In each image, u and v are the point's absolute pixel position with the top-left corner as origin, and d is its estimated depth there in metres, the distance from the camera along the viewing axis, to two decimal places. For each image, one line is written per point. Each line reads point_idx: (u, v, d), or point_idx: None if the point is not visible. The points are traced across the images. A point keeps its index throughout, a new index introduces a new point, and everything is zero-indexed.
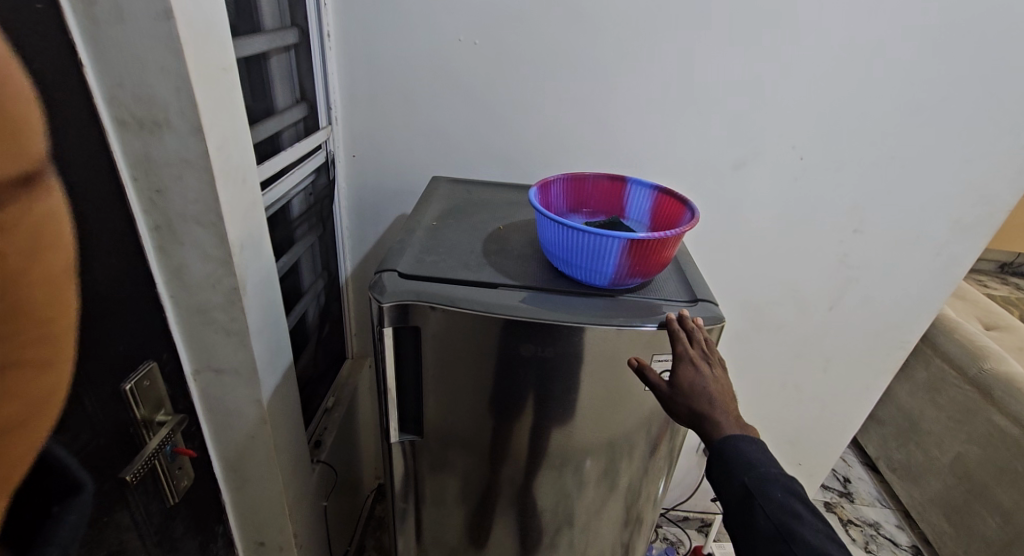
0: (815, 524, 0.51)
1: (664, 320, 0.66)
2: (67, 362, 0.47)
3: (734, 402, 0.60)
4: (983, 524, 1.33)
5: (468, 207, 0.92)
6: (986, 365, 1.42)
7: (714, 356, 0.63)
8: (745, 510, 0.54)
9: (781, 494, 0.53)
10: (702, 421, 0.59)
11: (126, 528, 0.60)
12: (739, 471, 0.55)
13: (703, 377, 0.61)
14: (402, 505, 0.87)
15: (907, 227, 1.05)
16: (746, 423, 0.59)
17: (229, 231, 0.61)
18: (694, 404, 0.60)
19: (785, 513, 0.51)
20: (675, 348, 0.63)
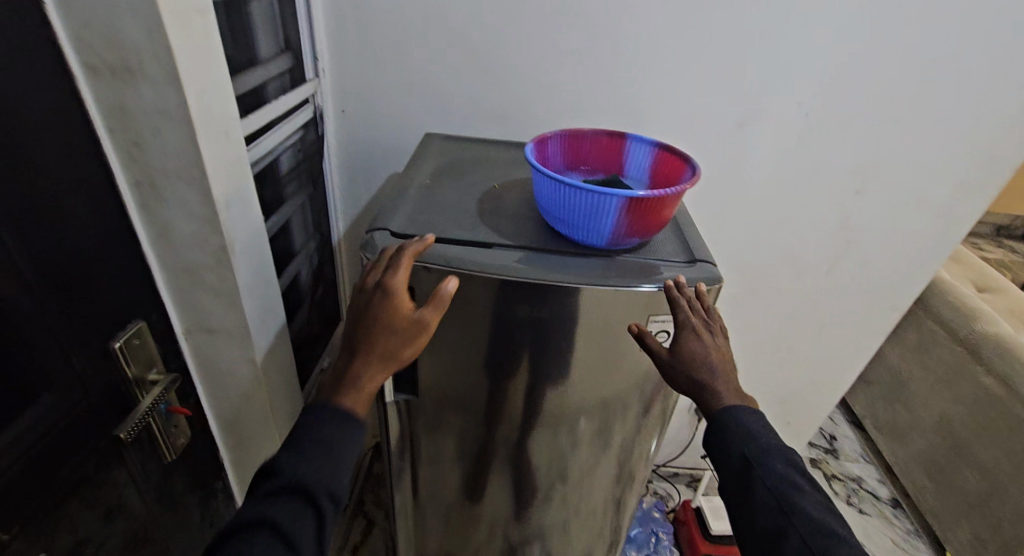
0: (813, 496, 0.52)
1: (665, 285, 0.65)
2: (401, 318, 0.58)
3: (732, 371, 0.63)
4: (964, 479, 1.38)
5: (463, 165, 0.90)
6: (976, 326, 1.43)
7: (715, 325, 0.65)
8: (745, 481, 0.55)
9: (783, 466, 0.54)
10: (702, 392, 0.62)
11: (126, 485, 0.63)
12: (738, 442, 0.56)
13: (705, 347, 0.63)
14: (399, 461, 0.88)
15: (909, 188, 1.03)
16: (744, 392, 0.61)
17: (215, 189, 0.58)
18: (694, 374, 0.62)
19: (785, 484, 0.53)
20: (678, 318, 0.63)
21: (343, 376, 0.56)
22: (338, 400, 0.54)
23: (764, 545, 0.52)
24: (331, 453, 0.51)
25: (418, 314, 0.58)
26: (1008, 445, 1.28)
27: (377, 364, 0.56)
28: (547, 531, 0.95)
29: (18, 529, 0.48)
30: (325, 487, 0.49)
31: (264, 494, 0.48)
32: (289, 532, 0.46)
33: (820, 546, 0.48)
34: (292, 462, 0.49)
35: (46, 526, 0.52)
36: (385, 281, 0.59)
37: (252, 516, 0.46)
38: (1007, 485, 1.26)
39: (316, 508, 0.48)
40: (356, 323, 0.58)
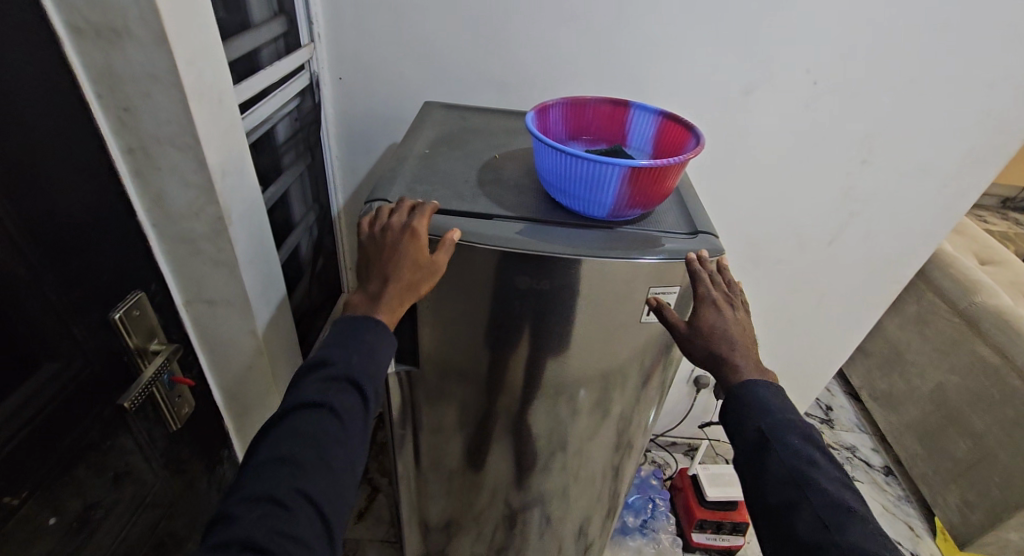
0: (828, 470, 0.52)
1: (686, 258, 0.65)
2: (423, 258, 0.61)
3: (752, 345, 0.64)
4: (956, 446, 1.41)
5: (463, 134, 0.88)
6: (977, 298, 1.42)
7: (736, 299, 0.66)
8: (760, 455, 0.55)
9: (799, 441, 0.54)
10: (722, 365, 0.63)
11: (130, 450, 0.65)
12: (755, 416, 0.57)
13: (724, 320, 0.64)
14: (401, 429, 0.90)
15: (916, 157, 1.01)
16: (763, 365, 0.62)
17: (209, 157, 0.57)
18: (713, 347, 0.63)
19: (799, 458, 0.53)
20: (698, 290, 0.65)
21: (374, 299, 0.59)
22: (371, 317, 0.58)
23: (776, 517, 0.52)
24: (374, 352, 0.55)
25: (437, 254, 0.62)
26: (1001, 413, 1.30)
27: (405, 291, 0.60)
28: (546, 497, 0.97)
29: (27, 493, 0.51)
30: (370, 378, 0.54)
31: (317, 379, 0.51)
32: (345, 411, 0.50)
33: (832, 519, 0.48)
34: (340, 356, 0.53)
35: (54, 491, 0.54)
36: (409, 222, 0.62)
37: (310, 396, 0.50)
38: (998, 452, 1.28)
39: (364, 395, 0.53)
40: (382, 254, 0.61)
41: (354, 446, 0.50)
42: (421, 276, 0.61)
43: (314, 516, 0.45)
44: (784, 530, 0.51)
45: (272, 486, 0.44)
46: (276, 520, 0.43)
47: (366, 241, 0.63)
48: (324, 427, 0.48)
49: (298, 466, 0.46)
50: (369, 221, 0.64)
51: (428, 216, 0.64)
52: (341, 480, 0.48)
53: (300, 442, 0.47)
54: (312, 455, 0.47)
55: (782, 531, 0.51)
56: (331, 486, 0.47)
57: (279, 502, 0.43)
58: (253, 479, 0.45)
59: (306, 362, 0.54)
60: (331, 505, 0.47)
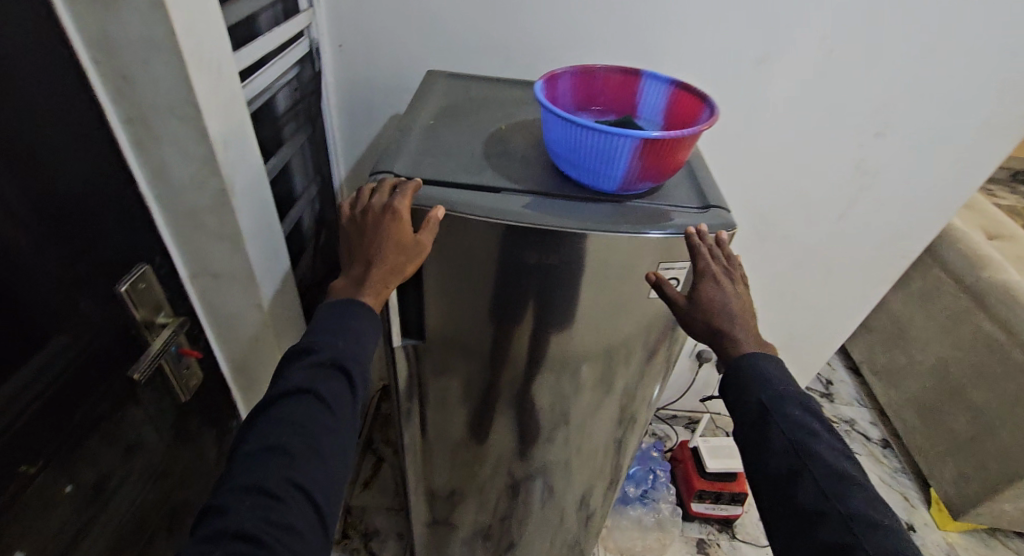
0: (829, 440, 0.53)
1: (684, 233, 0.64)
2: (405, 240, 0.61)
3: (752, 319, 0.64)
4: (955, 420, 1.43)
5: (468, 105, 0.86)
6: (984, 273, 1.41)
7: (736, 272, 0.65)
8: (761, 427, 0.56)
9: (800, 412, 0.55)
10: (722, 339, 0.63)
11: (140, 421, 0.66)
12: (755, 389, 0.57)
13: (725, 295, 0.63)
14: (407, 403, 0.91)
15: (932, 129, 0.98)
16: (764, 340, 0.62)
17: (211, 128, 0.56)
18: (713, 321, 0.63)
19: (800, 430, 0.53)
20: (698, 265, 0.64)
21: (358, 282, 0.60)
22: (356, 300, 0.58)
23: (777, 487, 0.53)
24: (359, 339, 0.55)
25: (420, 233, 0.62)
26: (1002, 387, 1.31)
27: (389, 273, 0.60)
28: (550, 467, 0.99)
29: (43, 462, 0.51)
30: (358, 364, 0.54)
31: (303, 367, 0.51)
32: (333, 398, 0.50)
33: (833, 489, 0.49)
34: (326, 342, 0.53)
35: (69, 461, 0.55)
36: (389, 202, 0.61)
37: (297, 382, 0.49)
38: (997, 425, 1.30)
39: (351, 383, 0.52)
40: (363, 237, 0.61)
41: (341, 434, 0.49)
42: (404, 259, 0.61)
43: (307, 506, 0.44)
44: (784, 500, 0.52)
45: (261, 475, 0.42)
46: (266, 510, 0.41)
47: (348, 225, 0.63)
48: (312, 415, 0.47)
49: (288, 454, 0.44)
50: (351, 203, 0.64)
51: (410, 194, 0.63)
52: (330, 469, 0.47)
53: (289, 429, 0.46)
54: (302, 443, 0.45)
55: (782, 501, 0.52)
56: (321, 475, 0.46)
57: (269, 492, 0.42)
58: (239, 471, 0.43)
59: (291, 351, 0.53)
60: (322, 495, 0.46)
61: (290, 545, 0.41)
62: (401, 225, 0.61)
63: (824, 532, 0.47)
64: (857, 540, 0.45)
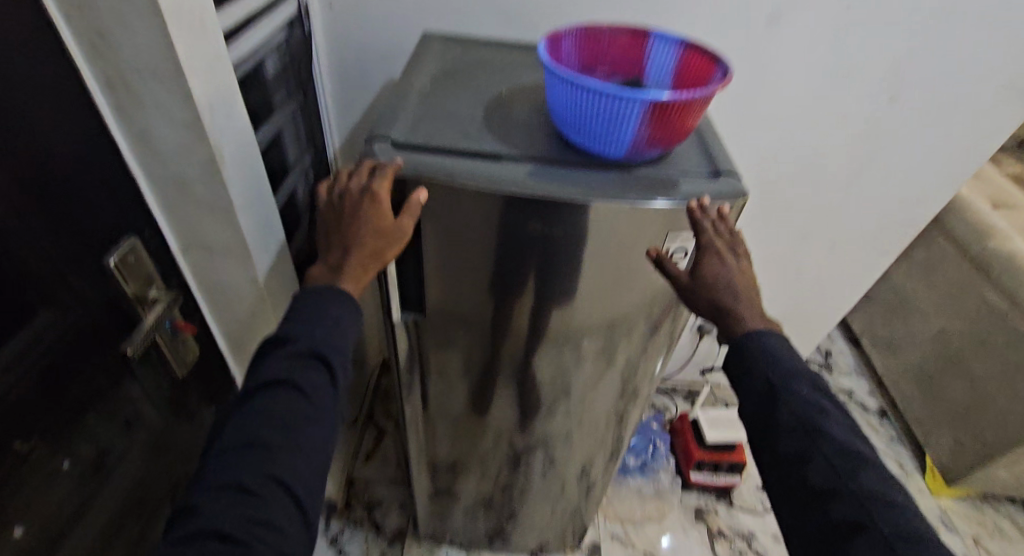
0: (838, 419, 0.52)
1: (688, 207, 0.62)
2: (385, 225, 0.58)
3: (755, 294, 0.63)
4: (953, 390, 1.44)
5: (466, 68, 0.82)
6: (989, 243, 1.39)
7: (740, 247, 0.64)
8: (768, 406, 0.55)
9: (808, 391, 0.54)
10: (725, 316, 0.62)
11: (136, 397, 0.65)
12: (762, 367, 0.56)
13: (728, 270, 0.63)
14: (407, 377, 0.90)
15: (948, 92, 0.95)
16: (768, 316, 0.61)
17: (196, 92, 0.52)
18: (715, 297, 0.62)
19: (810, 407, 0.52)
20: (701, 240, 0.63)
21: (336, 268, 0.56)
22: (333, 287, 0.54)
23: (785, 467, 0.52)
24: (339, 325, 0.52)
25: (402, 217, 0.60)
26: (1004, 357, 1.31)
27: (368, 258, 0.57)
28: (551, 439, 0.99)
29: (37, 438, 0.50)
30: (339, 352, 0.50)
31: (280, 358, 0.48)
32: (313, 389, 0.47)
33: (845, 466, 0.48)
34: (303, 331, 0.49)
35: (67, 435, 0.54)
36: (369, 185, 0.59)
37: (272, 375, 0.47)
38: (996, 394, 1.31)
39: (333, 373, 0.50)
40: (340, 221, 0.59)
41: (325, 425, 0.48)
42: (383, 245, 0.58)
43: (290, 500, 0.43)
44: (794, 480, 0.50)
45: (239, 472, 0.41)
46: (246, 508, 0.40)
47: (325, 210, 0.61)
48: (291, 407, 0.46)
49: (266, 450, 0.43)
50: (328, 188, 0.63)
51: (389, 177, 0.60)
52: (313, 461, 0.46)
53: (267, 423, 0.44)
54: (281, 437, 0.44)
55: (789, 479, 0.51)
56: (303, 468, 0.44)
57: (248, 490, 0.41)
58: (215, 468, 0.42)
59: (267, 340, 0.50)
60: (306, 489, 0.44)
61: (272, 543, 0.40)
62: (381, 209, 0.58)
63: (834, 509, 0.47)
64: (870, 518, 0.45)
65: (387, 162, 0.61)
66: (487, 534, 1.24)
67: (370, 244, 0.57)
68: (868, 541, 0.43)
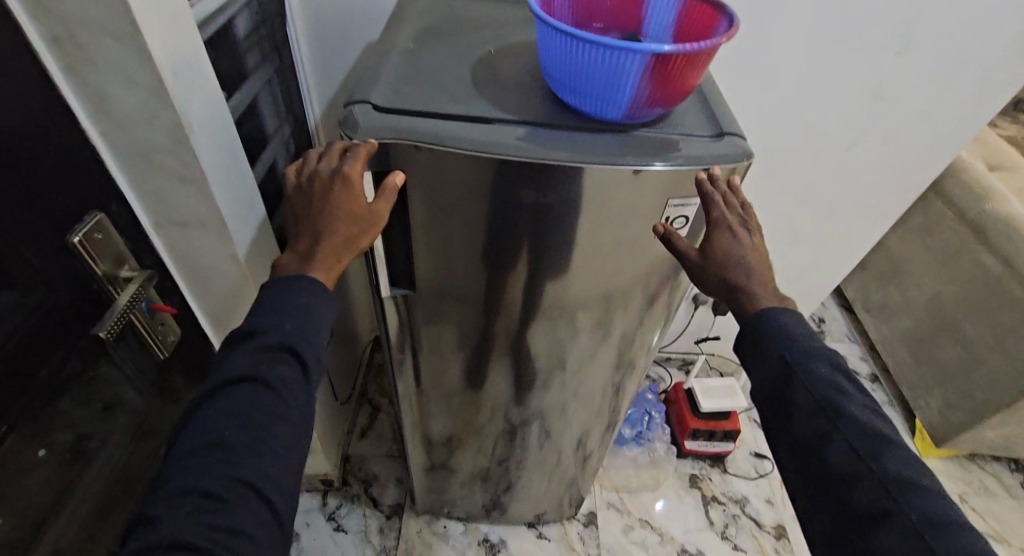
0: (858, 398, 0.52)
1: (696, 178, 0.61)
2: (357, 211, 0.55)
3: (768, 270, 0.61)
4: (945, 353, 1.45)
5: (452, 26, 0.77)
6: (987, 205, 1.38)
7: (752, 222, 0.63)
8: (785, 385, 0.54)
9: (826, 369, 0.53)
10: (738, 295, 0.60)
11: (115, 380, 0.62)
12: (778, 345, 0.55)
13: (741, 245, 0.61)
14: (400, 353, 0.88)
15: (957, 46, 0.91)
16: (781, 293, 0.60)
17: (154, 50, 0.48)
18: (726, 275, 0.60)
19: (827, 387, 0.52)
20: (712, 215, 0.61)
21: (307, 257, 0.54)
22: (305, 275, 0.53)
23: (803, 449, 0.52)
24: (310, 315, 0.50)
25: (375, 203, 0.57)
26: (996, 320, 1.32)
27: (341, 246, 0.54)
28: (548, 412, 0.98)
29: (7, 427, 0.47)
30: (310, 345, 0.49)
31: (246, 353, 0.47)
32: (282, 384, 0.46)
33: (867, 449, 0.48)
34: (271, 324, 0.48)
35: (40, 423, 0.52)
36: (339, 167, 0.55)
37: (237, 372, 0.46)
38: (988, 357, 1.33)
39: (304, 367, 0.48)
40: (311, 206, 0.56)
41: (296, 422, 0.47)
42: (357, 232, 0.55)
43: (258, 502, 0.42)
44: (813, 461, 0.51)
45: (201, 476, 0.40)
46: (209, 513, 0.39)
47: (295, 193, 0.58)
48: (258, 404, 0.45)
49: (231, 451, 0.42)
50: (299, 168, 0.59)
51: (362, 157, 0.56)
52: (283, 459, 0.45)
53: (232, 423, 0.44)
54: (248, 437, 0.43)
55: (808, 460, 0.51)
56: (271, 469, 0.44)
57: (211, 494, 0.40)
58: (177, 472, 0.42)
59: (234, 333, 0.49)
60: (276, 488, 0.44)
61: (239, 546, 0.40)
62: (353, 194, 0.55)
63: (858, 493, 0.47)
64: (894, 501, 0.45)
65: (360, 143, 0.57)
66: (485, 506, 1.24)
67: (342, 233, 0.54)
68: (891, 526, 0.44)
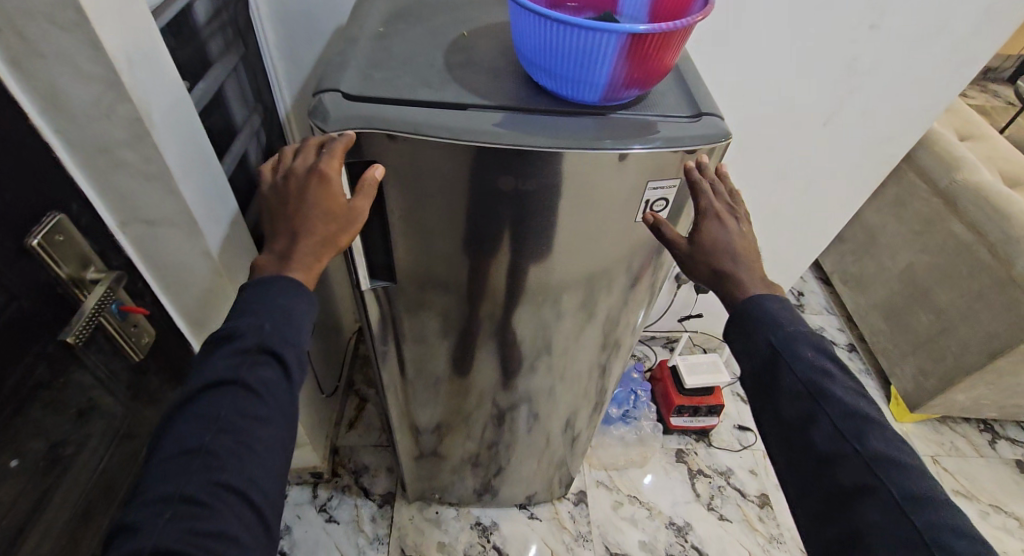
0: (844, 381, 0.53)
1: (684, 166, 0.62)
2: (336, 209, 0.54)
3: (756, 258, 0.62)
4: (918, 321, 1.50)
5: (423, 8, 0.74)
6: (958, 175, 1.41)
7: (739, 211, 0.63)
8: (771, 368, 0.56)
9: (811, 352, 0.54)
10: (725, 282, 0.61)
11: (89, 385, 0.60)
12: (765, 330, 0.56)
13: (728, 232, 0.61)
14: (383, 344, 0.87)
15: (930, 18, 0.91)
16: (769, 280, 0.61)
17: (106, 41, 0.45)
18: (715, 263, 0.61)
19: (813, 370, 0.53)
20: (700, 203, 0.62)
21: (284, 257, 0.52)
22: (283, 275, 0.51)
23: (789, 429, 0.54)
24: (288, 316, 0.49)
25: (355, 198, 0.55)
26: (966, 288, 1.36)
27: (320, 245, 0.53)
28: (535, 395, 0.98)
29: None
30: (291, 346, 0.48)
31: (225, 355, 0.46)
32: (263, 387, 0.46)
33: (851, 430, 0.50)
34: (250, 326, 0.47)
35: (10, 432, 0.50)
36: (316, 164, 0.54)
37: (216, 376, 0.44)
38: (958, 323, 1.37)
39: (285, 368, 0.48)
40: (287, 205, 0.54)
41: (276, 425, 0.46)
42: (335, 230, 0.54)
43: (242, 506, 0.42)
44: (799, 442, 0.53)
45: (182, 483, 0.40)
46: (189, 520, 0.39)
47: (269, 191, 0.56)
48: (238, 407, 0.44)
49: (213, 455, 0.41)
50: (273, 166, 0.57)
51: (340, 152, 0.54)
52: (267, 462, 0.44)
53: (213, 427, 0.42)
54: (229, 441, 0.42)
55: (795, 439, 0.54)
56: (255, 474, 0.43)
57: (192, 501, 0.39)
58: (156, 478, 0.40)
59: (214, 334, 0.48)
60: (260, 493, 0.43)
61: (222, 551, 0.39)
62: (332, 191, 0.54)
63: (844, 473, 0.49)
64: (878, 479, 0.47)
65: (338, 135, 0.55)
66: (476, 491, 1.25)
67: (320, 232, 0.53)
68: (875, 502, 0.46)
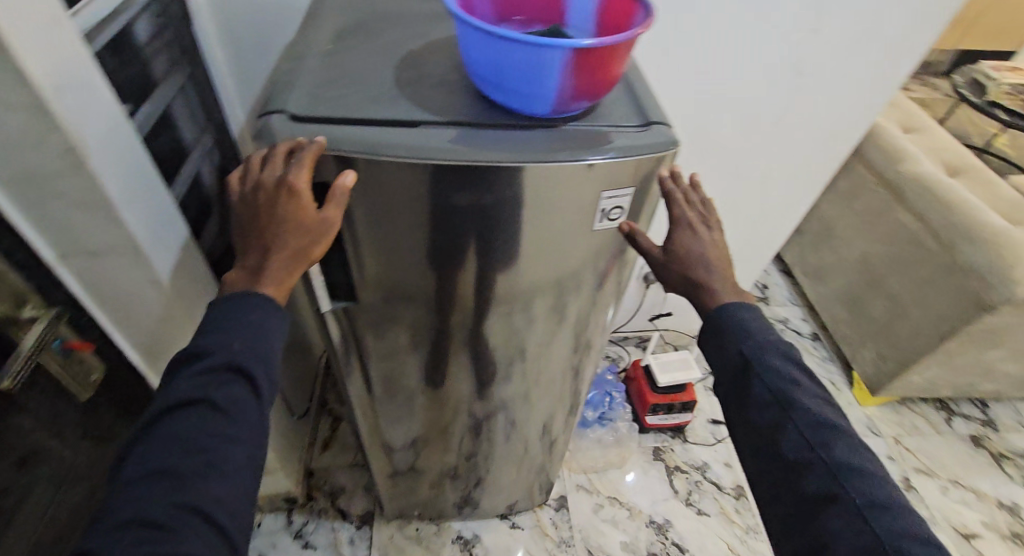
0: (809, 389, 0.56)
1: (657, 176, 0.65)
2: (308, 221, 0.53)
3: (728, 263, 0.66)
4: (874, 307, 1.56)
5: (373, 22, 0.74)
6: (902, 167, 1.48)
7: (711, 218, 0.68)
8: (744, 376, 0.59)
9: (779, 361, 0.58)
10: (700, 291, 0.65)
11: (32, 429, 0.57)
12: (735, 340, 0.60)
13: (701, 241, 0.66)
14: (350, 362, 0.86)
15: (865, 21, 0.95)
16: (740, 288, 0.65)
17: (32, 71, 0.43)
18: (688, 271, 0.66)
19: (781, 379, 0.56)
20: (674, 213, 0.66)
21: (256, 273, 0.52)
22: (254, 292, 0.51)
23: (760, 437, 0.57)
24: (255, 334, 0.49)
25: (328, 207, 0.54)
26: (915, 273, 1.43)
27: (291, 260, 0.53)
28: (509, 403, 0.98)
29: None
30: (261, 362, 0.48)
31: (191, 375, 0.45)
32: (232, 404, 0.45)
33: (816, 437, 0.52)
34: (218, 343, 0.47)
35: None
36: (285, 174, 0.52)
37: (183, 394, 0.44)
38: (911, 308, 1.44)
39: (257, 388, 0.47)
40: (257, 218, 0.52)
41: (245, 443, 0.45)
42: (308, 242, 0.53)
43: (208, 529, 0.40)
44: (768, 447, 0.56)
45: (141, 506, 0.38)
46: (152, 544, 0.37)
47: (238, 202, 0.54)
48: (205, 428, 0.43)
49: (178, 478, 0.40)
50: (240, 174, 0.55)
51: (309, 161, 0.53)
52: (235, 484, 0.43)
53: (175, 450, 0.41)
54: (197, 463, 0.41)
55: (767, 447, 0.56)
56: (224, 490, 0.42)
57: (157, 525, 0.38)
58: (120, 503, 0.39)
59: (179, 357, 0.47)
60: (225, 519, 0.42)
61: None
62: (302, 203, 0.52)
63: (810, 477, 0.51)
64: (841, 486, 0.49)
65: (308, 142, 0.54)
66: (456, 504, 1.24)
67: (292, 246, 0.52)
68: (840, 509, 0.48)
